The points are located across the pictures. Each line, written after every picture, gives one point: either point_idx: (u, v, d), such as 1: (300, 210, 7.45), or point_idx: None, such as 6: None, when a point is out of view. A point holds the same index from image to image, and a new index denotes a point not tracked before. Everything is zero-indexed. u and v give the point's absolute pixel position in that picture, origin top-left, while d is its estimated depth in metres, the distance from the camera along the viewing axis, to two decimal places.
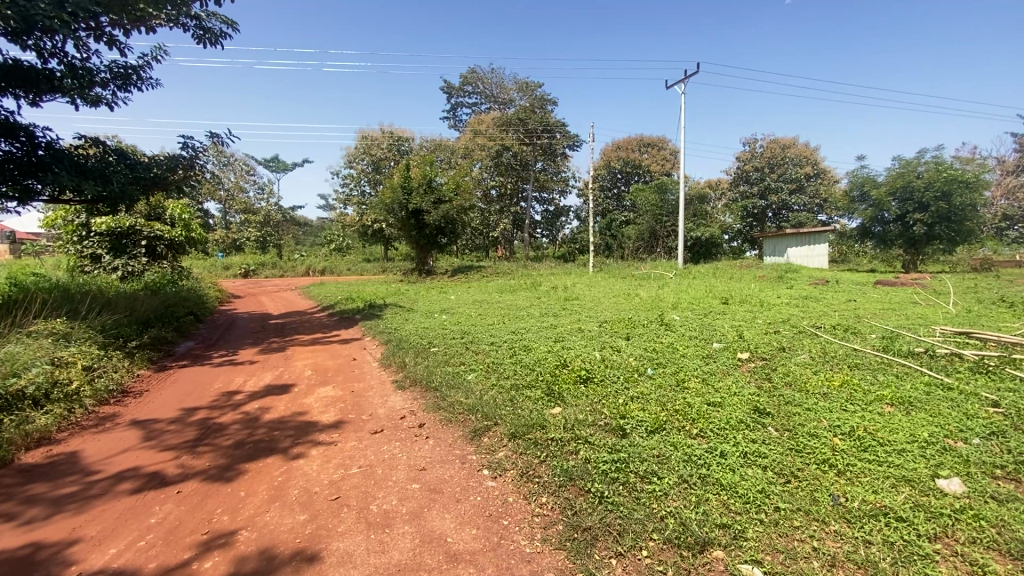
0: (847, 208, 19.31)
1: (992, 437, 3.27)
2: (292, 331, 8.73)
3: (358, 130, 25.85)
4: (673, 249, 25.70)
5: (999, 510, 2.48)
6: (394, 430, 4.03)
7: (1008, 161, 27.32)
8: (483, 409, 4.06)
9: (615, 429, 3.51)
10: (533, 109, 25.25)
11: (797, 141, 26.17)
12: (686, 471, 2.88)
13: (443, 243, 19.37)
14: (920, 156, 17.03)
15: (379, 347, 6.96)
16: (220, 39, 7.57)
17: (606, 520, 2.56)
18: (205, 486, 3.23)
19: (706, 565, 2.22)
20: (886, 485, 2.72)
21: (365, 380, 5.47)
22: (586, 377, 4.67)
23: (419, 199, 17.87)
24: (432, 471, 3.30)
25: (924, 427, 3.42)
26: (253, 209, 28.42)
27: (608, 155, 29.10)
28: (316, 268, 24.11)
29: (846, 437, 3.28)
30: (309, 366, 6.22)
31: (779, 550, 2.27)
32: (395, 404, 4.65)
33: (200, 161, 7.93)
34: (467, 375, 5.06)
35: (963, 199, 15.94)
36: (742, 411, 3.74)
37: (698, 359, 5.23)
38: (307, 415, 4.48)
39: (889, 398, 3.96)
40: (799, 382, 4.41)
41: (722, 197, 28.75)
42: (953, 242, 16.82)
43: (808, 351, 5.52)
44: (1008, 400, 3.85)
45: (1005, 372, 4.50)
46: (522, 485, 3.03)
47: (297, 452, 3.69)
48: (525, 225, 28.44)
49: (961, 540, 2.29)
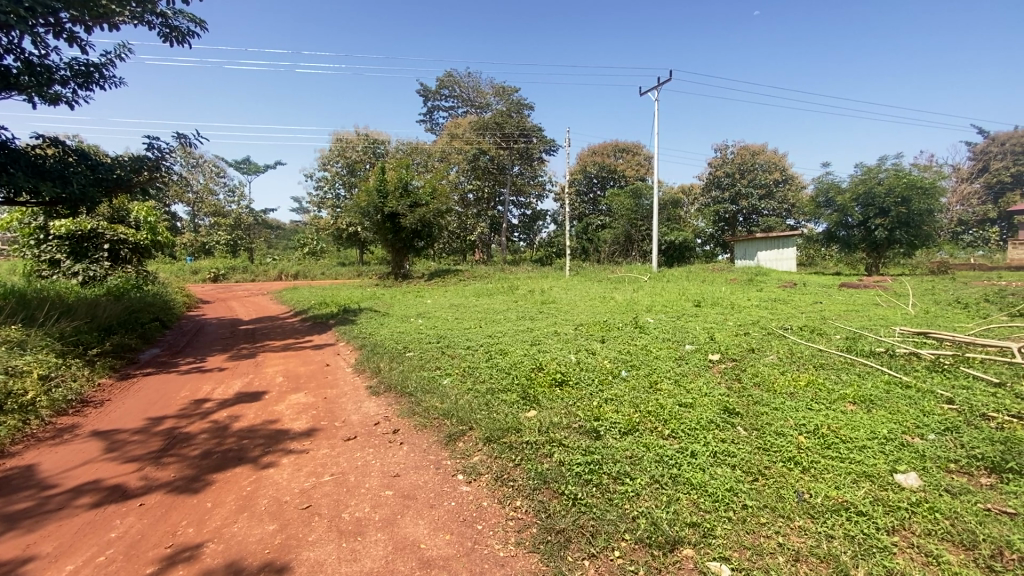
0: (813, 213, 19.86)
1: (946, 432, 3.42)
2: (263, 337, 8.55)
3: (331, 132, 25.54)
4: (648, 253, 26.07)
5: (952, 503, 2.60)
6: (368, 437, 3.98)
7: (962, 168, 28.79)
8: (458, 414, 4.05)
9: (589, 431, 3.55)
10: (509, 114, 25.26)
11: (766, 149, 26.92)
12: (657, 471, 2.94)
13: (419, 247, 19.23)
14: (882, 163, 17.68)
15: (353, 353, 6.87)
16: (187, 38, 7.40)
17: (579, 521, 2.58)
18: (170, 498, 3.13)
19: (676, 564, 2.26)
20: (848, 481, 2.82)
21: (339, 387, 5.37)
22: (561, 380, 4.71)
23: (394, 202, 17.73)
24: (405, 477, 3.26)
25: (883, 424, 3.56)
26: (224, 212, 27.47)
27: (584, 160, 29.48)
28: (289, 272, 23.61)
29: (810, 435, 3.38)
30: (281, 372, 6.10)
31: (746, 546, 2.33)
32: (369, 410, 4.59)
33: (166, 164, 7.68)
34: (442, 380, 5.04)
35: (921, 205, 16.69)
36: (712, 411, 3.83)
37: (670, 361, 5.34)
38: (279, 423, 4.39)
39: (851, 397, 4.11)
40: (767, 382, 4.54)
41: (695, 202, 29.34)
42: (912, 246, 17.51)
43: (776, 352, 5.69)
44: (962, 397, 4.04)
45: (958, 370, 4.73)
46: (495, 489, 3.03)
47: (268, 461, 3.61)
48: (502, 228, 28.49)
49: (917, 532, 2.40)
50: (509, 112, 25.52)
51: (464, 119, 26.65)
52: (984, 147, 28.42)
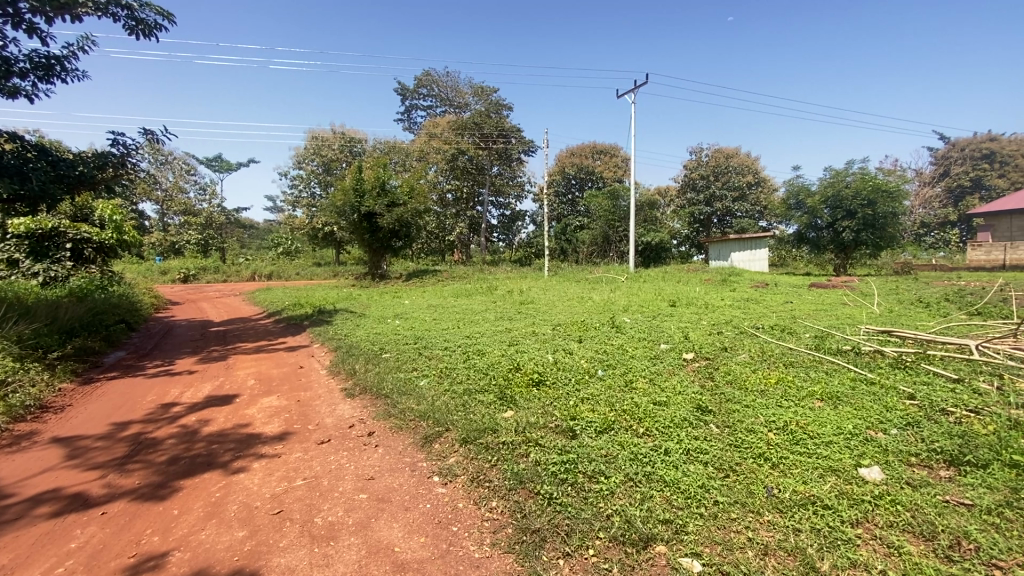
0: (784, 215, 20.38)
1: (908, 427, 3.55)
2: (235, 339, 8.34)
3: (306, 130, 25.11)
4: (625, 253, 26.33)
5: (912, 495, 2.70)
6: (342, 440, 3.92)
7: (925, 172, 29.94)
8: (435, 415, 4.02)
9: (565, 430, 3.57)
10: (488, 114, 25.24)
11: (739, 152, 27.50)
12: (632, 469, 2.97)
13: (397, 247, 19.02)
14: (849, 166, 18.23)
15: (328, 354, 6.75)
16: (154, 31, 7.18)
17: (555, 521, 2.59)
18: (135, 506, 3.03)
19: (649, 561, 2.29)
20: (815, 475, 2.90)
21: (313, 389, 5.28)
22: (538, 380, 4.71)
23: (372, 202, 17.54)
24: (380, 480, 3.23)
25: (849, 419, 3.67)
26: (194, 210, 26.73)
27: (563, 161, 29.68)
28: (262, 272, 23.11)
29: (779, 432, 3.47)
30: (253, 375, 5.95)
31: (716, 541, 2.38)
32: (343, 412, 4.53)
33: (132, 161, 7.43)
34: (419, 381, 5.00)
35: (886, 207, 17.30)
36: (686, 409, 3.89)
37: (645, 360, 5.41)
38: (250, 427, 4.28)
39: (819, 394, 4.22)
40: (739, 380, 4.64)
41: (671, 204, 29.77)
42: (877, 247, 18.11)
43: (747, 351, 5.81)
44: (922, 392, 4.21)
45: (919, 367, 4.92)
46: (471, 490, 3.02)
47: (238, 466, 3.52)
48: (481, 228, 28.42)
49: (880, 523, 2.48)
50: (488, 112, 25.50)
51: (443, 118, 26.55)
52: (945, 153, 29.61)
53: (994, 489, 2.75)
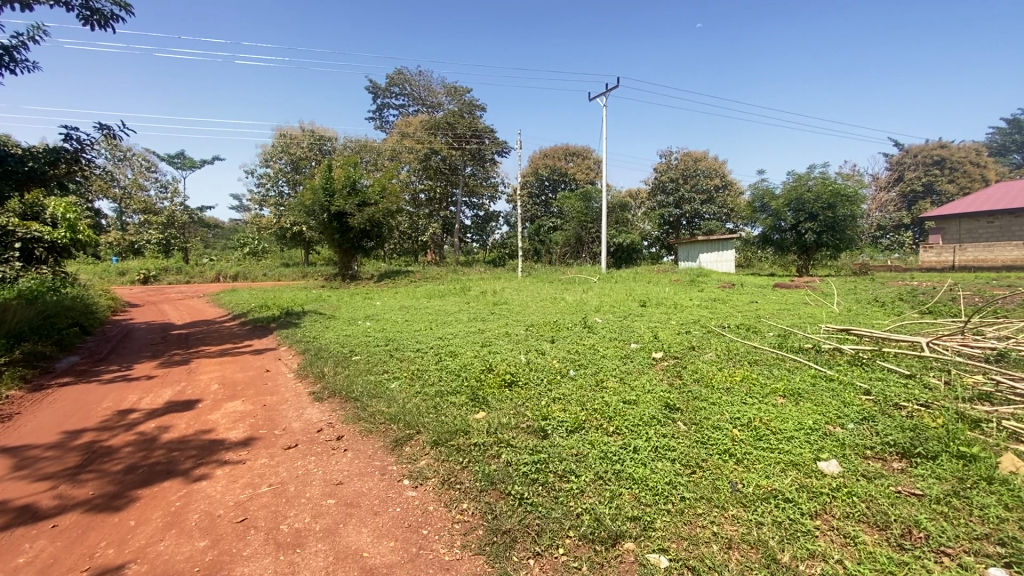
0: (750, 217, 20.98)
1: (863, 422, 3.71)
2: (197, 343, 8.06)
3: (274, 127, 24.51)
4: (597, 254, 26.62)
5: (867, 487, 2.82)
6: (310, 444, 3.84)
7: (881, 177, 31.35)
8: (405, 418, 3.98)
9: (537, 430, 3.59)
10: (462, 115, 25.17)
11: (707, 156, 28.20)
12: (601, 467, 3.01)
13: (369, 248, 18.74)
14: (811, 171, 18.90)
15: (295, 357, 6.60)
16: (111, 22, 6.89)
17: (525, 521, 2.60)
18: (89, 517, 2.89)
19: (617, 558, 2.33)
20: (777, 470, 2.99)
21: (279, 393, 5.15)
22: (510, 381, 4.72)
23: (342, 201, 17.20)
24: (349, 485, 3.17)
25: (810, 415, 3.81)
26: (155, 209, 25.72)
27: (536, 162, 29.85)
28: (228, 273, 22.39)
29: (743, 428, 3.57)
30: (216, 379, 5.76)
31: (682, 537, 2.43)
32: (311, 416, 4.43)
33: (87, 156, 7.11)
34: (390, 383, 4.94)
35: (845, 210, 18.01)
36: (654, 407, 3.97)
37: (616, 360, 5.48)
38: (213, 433, 4.15)
39: (781, 391, 4.36)
40: (705, 378, 4.75)
41: (642, 206, 30.27)
42: (838, 249, 18.80)
43: (714, 350, 5.94)
44: (877, 388, 4.39)
45: (875, 364, 5.14)
46: (442, 493, 3.00)
47: (199, 474, 3.41)
48: (454, 229, 28.26)
49: (837, 515, 2.58)
50: (461, 112, 25.42)
51: (416, 118, 26.33)
52: (899, 159, 31.08)
53: (942, 479, 2.90)
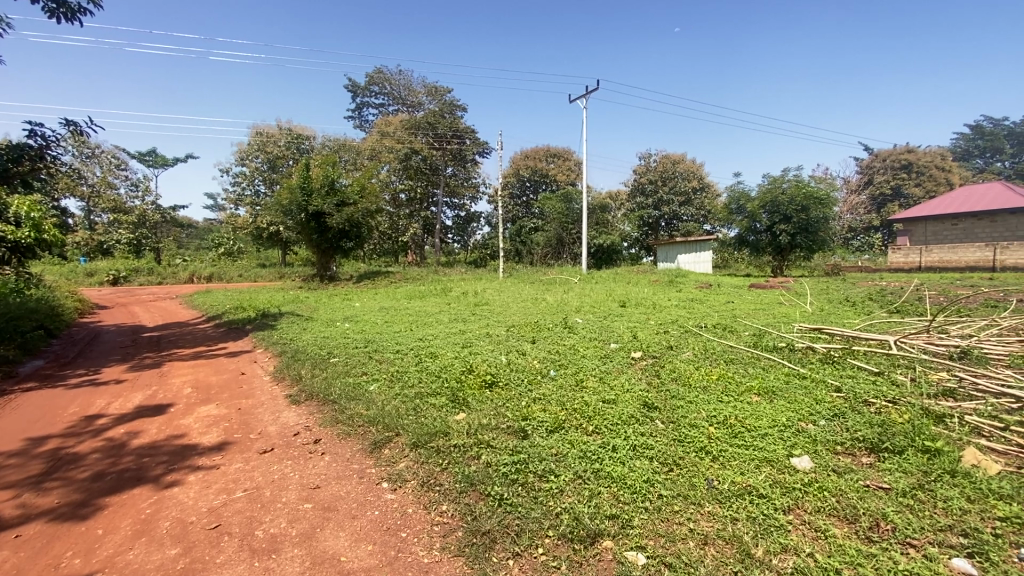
0: (726, 219, 21.40)
1: (834, 418, 3.82)
2: (169, 346, 7.85)
3: (250, 125, 24.04)
4: (578, 255, 26.79)
5: (838, 481, 2.90)
6: (286, 448, 3.77)
7: (852, 180, 32.29)
8: (384, 420, 3.95)
9: (516, 431, 3.59)
10: (442, 115, 25.05)
11: (685, 158, 28.64)
12: (581, 466, 3.03)
13: (348, 248, 18.51)
14: (785, 174, 19.37)
15: (272, 360, 6.48)
16: (77, 15, 6.66)
17: (504, 521, 2.60)
18: (53, 527, 2.79)
19: (596, 556, 2.35)
20: (751, 466, 3.05)
21: (255, 397, 5.06)
22: (491, 381, 4.71)
23: (320, 201, 16.95)
24: (326, 489, 3.13)
25: (783, 412, 3.90)
26: (125, 208, 24.97)
27: (517, 163, 29.92)
28: (202, 274, 21.86)
29: (720, 426, 3.63)
30: (189, 383, 5.62)
31: (660, 534, 2.46)
32: (287, 420, 4.36)
33: (52, 153, 6.86)
34: (369, 386, 4.89)
35: (817, 213, 18.51)
36: (633, 406, 4.02)
37: (596, 360, 5.52)
38: (185, 438, 4.05)
39: (756, 389, 4.46)
40: (683, 377, 4.83)
41: (622, 207, 30.62)
42: (810, 250, 19.28)
43: (691, 349, 6.04)
44: (848, 386, 4.52)
45: (846, 362, 5.30)
46: (421, 495, 2.98)
47: (171, 480, 3.32)
48: (435, 230, 28.12)
49: (808, 509, 2.64)
50: (442, 112, 25.30)
51: (395, 117, 26.12)
52: (868, 163, 32.06)
53: (908, 473, 3.00)
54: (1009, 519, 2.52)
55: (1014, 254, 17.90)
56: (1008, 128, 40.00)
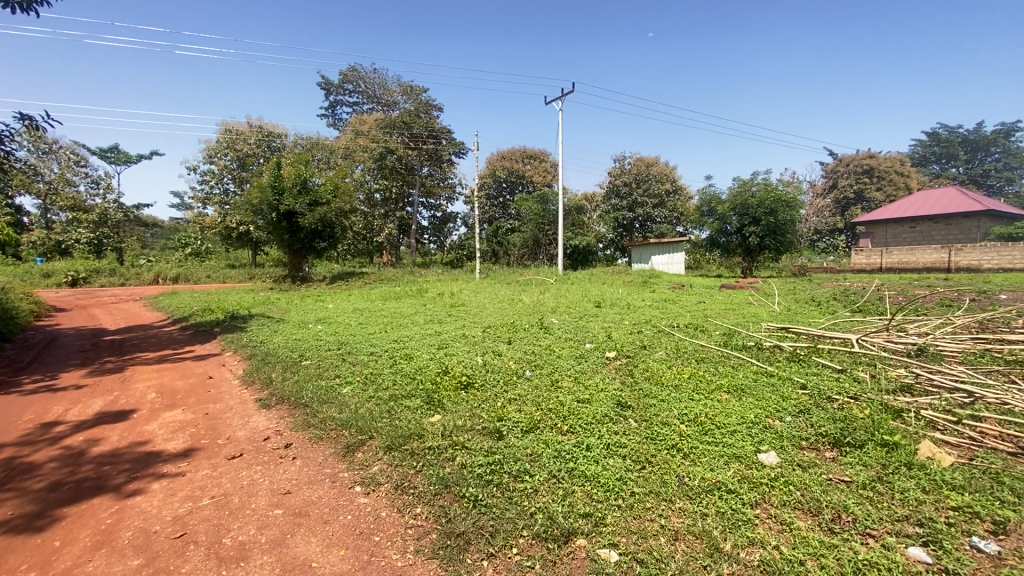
0: (698, 221, 21.89)
1: (800, 414, 3.94)
2: (133, 349, 7.57)
3: (219, 121, 23.41)
4: (554, 256, 26.94)
5: (802, 475, 2.99)
6: (255, 454, 3.69)
7: (818, 184, 33.40)
8: (358, 423, 3.90)
9: (491, 432, 3.59)
10: (418, 114, 24.85)
11: (659, 161, 29.13)
12: (555, 466, 3.05)
13: (321, 249, 18.18)
14: (753, 177, 19.91)
15: (241, 363, 6.32)
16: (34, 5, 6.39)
17: (479, 522, 2.60)
18: (6, 540, 2.67)
19: (570, 554, 2.37)
20: (720, 462, 3.13)
21: (223, 401, 4.92)
22: (466, 383, 4.70)
23: (292, 200, 16.61)
24: (297, 494, 3.07)
25: (751, 409, 4.01)
26: (85, 206, 23.95)
27: (493, 164, 29.95)
28: (167, 275, 21.12)
29: (691, 424, 3.71)
30: (154, 387, 5.44)
31: (632, 531, 2.50)
32: (257, 424, 4.26)
33: (5, 148, 6.54)
34: (342, 389, 4.81)
35: (785, 215, 19.07)
36: (607, 405, 4.07)
37: (571, 360, 5.57)
38: (149, 445, 3.91)
39: (726, 387, 4.57)
40: (655, 376, 4.91)
41: (597, 209, 30.97)
42: (778, 251, 19.83)
43: (664, 348, 6.16)
44: (813, 383, 4.68)
45: (811, 360, 5.48)
46: (395, 498, 2.95)
47: (134, 488, 3.21)
48: (410, 230, 27.86)
49: (775, 503, 2.72)
50: (417, 112, 25.09)
51: (370, 116, 25.81)
52: (833, 168, 33.22)
53: (868, 466, 3.13)
54: (961, 509, 2.65)
55: (968, 256, 18.52)
56: (962, 135, 41.87)
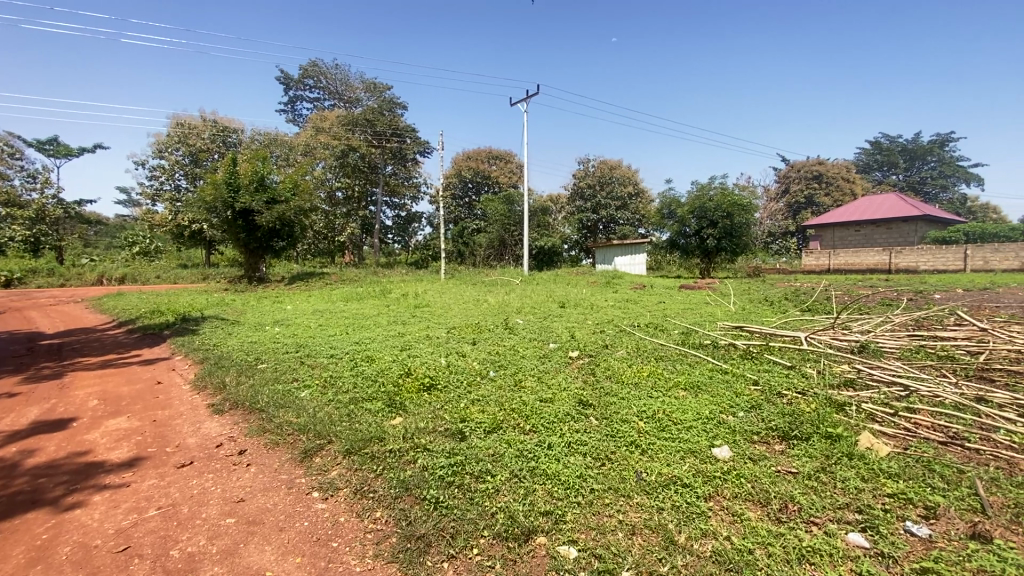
0: (659, 223, 22.47)
1: (752, 409, 4.11)
2: (73, 354, 7.13)
3: (169, 114, 22.38)
4: (520, 257, 27.04)
5: (753, 468, 3.12)
6: (207, 461, 3.55)
7: (771, 189, 34.88)
8: (316, 427, 3.81)
9: (453, 433, 3.59)
10: (381, 112, 24.47)
11: (621, 164, 29.71)
12: (517, 466, 3.07)
13: (279, 248, 17.64)
14: (711, 181, 20.59)
15: (192, 368, 6.06)
16: None
17: (439, 525, 2.59)
18: None
19: (530, 552, 2.40)
20: (677, 458, 3.23)
21: (172, 407, 4.71)
22: (429, 385, 4.66)
23: (248, 198, 16.02)
24: (251, 502, 2.98)
25: (706, 405, 4.16)
26: (20, 202, 22.41)
27: (458, 164, 29.84)
28: (112, 276, 19.97)
29: (649, 420, 3.81)
30: (96, 394, 5.14)
31: (591, 527, 2.54)
32: (209, 431, 4.10)
33: None
34: (300, 392, 4.69)
35: (740, 218, 19.81)
36: (569, 404, 4.12)
37: (535, 360, 5.61)
38: (90, 455, 3.70)
39: (683, 384, 4.72)
40: (616, 374, 5.01)
41: (562, 210, 31.30)
42: (735, 253, 20.54)
43: (625, 347, 6.29)
44: (764, 379, 4.89)
45: (763, 357, 5.72)
46: (354, 503, 2.91)
47: (73, 501, 3.03)
48: (374, 230, 27.39)
49: (727, 495, 2.84)
50: (381, 110, 24.71)
51: (332, 113, 25.23)
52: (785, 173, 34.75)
53: (813, 457, 3.29)
54: (896, 495, 2.83)
55: (906, 258, 19.73)
56: (902, 144, 44.48)
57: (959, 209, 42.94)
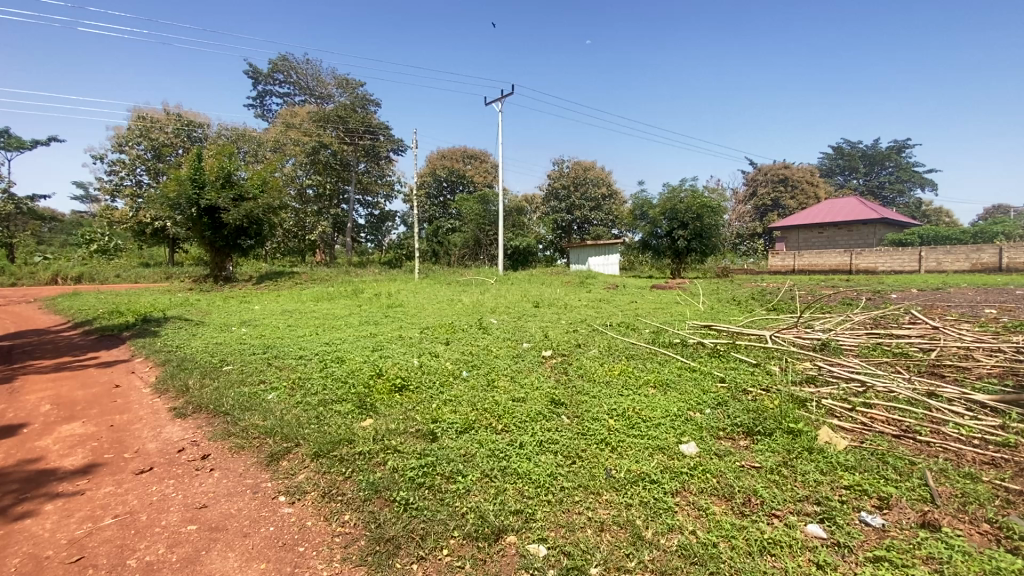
0: (631, 224, 22.80)
1: (718, 406, 4.22)
2: (24, 357, 6.78)
3: (130, 107, 21.53)
4: (495, 257, 27.01)
5: (719, 464, 3.20)
6: (168, 467, 3.43)
7: (740, 191, 35.81)
8: (283, 430, 3.73)
9: (425, 434, 3.56)
10: (354, 109, 24.09)
11: (595, 165, 30.02)
12: (488, 466, 3.08)
13: (247, 246, 17.17)
14: (682, 183, 20.99)
15: (153, 370, 5.84)
16: None
17: (409, 526, 2.57)
18: None
19: (500, 552, 2.41)
20: (645, 455, 3.29)
21: (131, 412, 4.53)
22: (401, 386, 4.62)
23: (214, 194, 15.54)
24: (215, 507, 2.90)
25: (675, 403, 4.25)
26: None
27: (433, 163, 29.64)
28: (67, 275, 19.06)
29: (619, 418, 3.87)
30: (48, 399, 4.91)
31: (561, 525, 2.57)
32: (171, 435, 3.96)
33: None
34: (267, 395, 4.58)
35: (710, 220, 20.26)
36: (541, 403, 4.15)
37: (507, 359, 5.62)
38: (42, 462, 3.53)
39: (653, 382, 4.80)
40: (587, 373, 5.06)
41: (537, 210, 31.42)
42: (704, 254, 20.97)
43: (597, 346, 6.36)
44: (730, 376, 5.02)
45: (731, 355, 5.87)
46: (322, 506, 2.86)
47: (21, 511, 2.88)
48: (346, 228, 26.95)
49: (693, 491, 2.91)
50: (353, 107, 24.35)
51: (303, 108, 24.68)
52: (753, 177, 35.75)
53: (776, 451, 3.40)
54: (852, 487, 2.95)
55: (866, 259, 20.53)
56: (862, 150, 46.31)
57: (915, 213, 44.95)
